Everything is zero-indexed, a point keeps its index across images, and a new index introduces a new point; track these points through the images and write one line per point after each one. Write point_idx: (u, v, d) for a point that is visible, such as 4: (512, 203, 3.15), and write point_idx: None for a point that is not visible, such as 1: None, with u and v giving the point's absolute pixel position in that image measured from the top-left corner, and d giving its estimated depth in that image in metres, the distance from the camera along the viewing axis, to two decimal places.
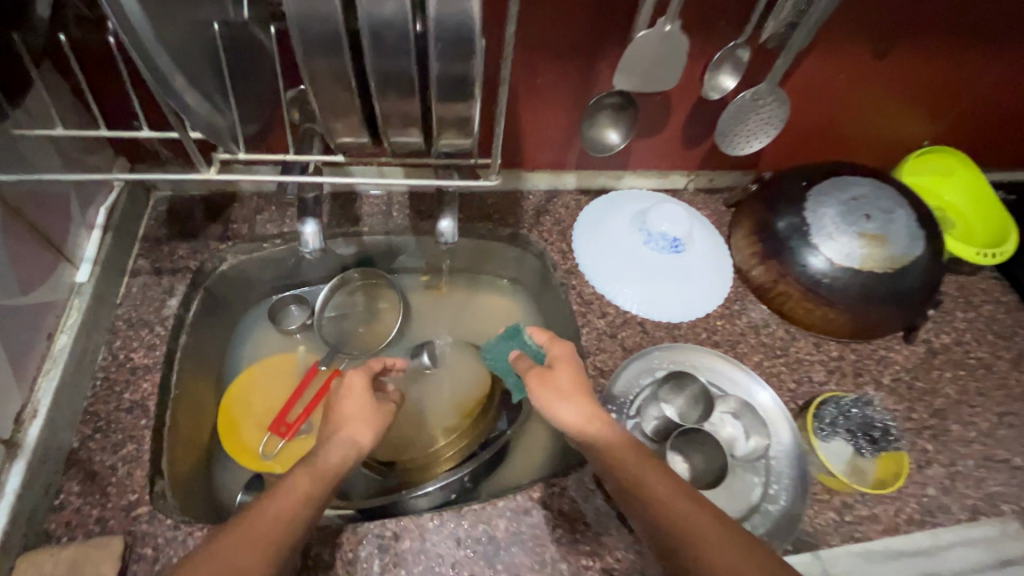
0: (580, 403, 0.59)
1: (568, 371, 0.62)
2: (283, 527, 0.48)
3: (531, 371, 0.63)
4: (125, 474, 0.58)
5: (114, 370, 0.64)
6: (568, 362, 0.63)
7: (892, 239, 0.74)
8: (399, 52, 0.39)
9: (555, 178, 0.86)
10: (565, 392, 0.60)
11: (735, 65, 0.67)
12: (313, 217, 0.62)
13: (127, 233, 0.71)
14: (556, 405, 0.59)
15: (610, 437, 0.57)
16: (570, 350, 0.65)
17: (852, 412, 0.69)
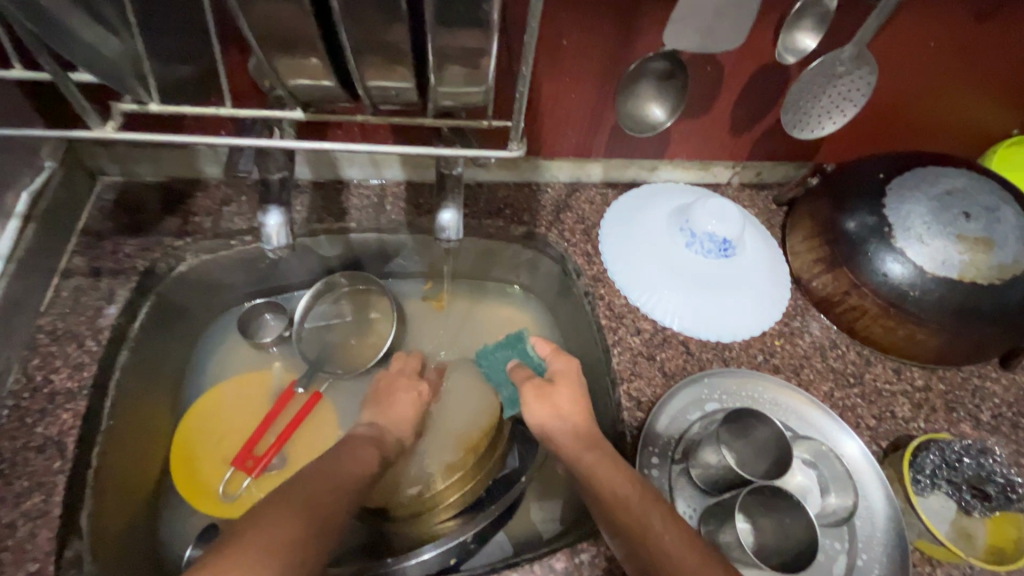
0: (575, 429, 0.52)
1: (569, 389, 0.55)
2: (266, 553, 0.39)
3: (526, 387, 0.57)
4: (26, 536, 0.45)
5: (27, 397, 0.51)
6: (569, 379, 0.56)
7: (1000, 243, 0.60)
8: None
9: (578, 167, 0.72)
10: (563, 411, 0.53)
11: (819, 19, 0.54)
12: (279, 206, 0.48)
13: (59, 226, 0.58)
14: (552, 427, 0.54)
15: (615, 477, 0.47)
16: (574, 366, 0.57)
17: (960, 462, 0.55)
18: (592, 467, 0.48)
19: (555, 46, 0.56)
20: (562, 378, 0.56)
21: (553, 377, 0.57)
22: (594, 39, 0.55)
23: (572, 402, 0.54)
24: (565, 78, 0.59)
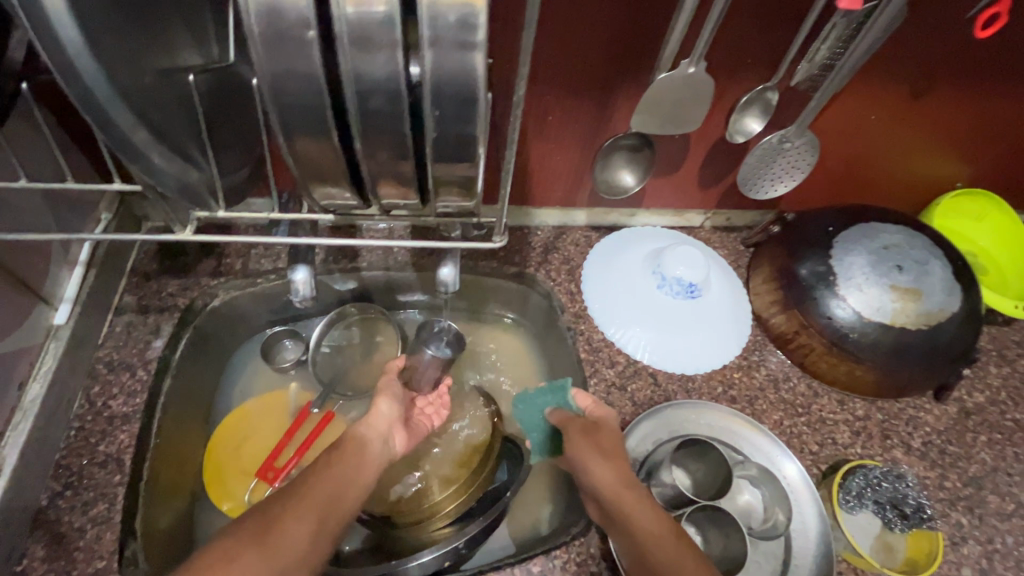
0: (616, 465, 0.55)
1: (614, 435, 0.58)
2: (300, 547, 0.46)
3: (574, 427, 0.59)
4: (94, 537, 0.54)
5: (90, 419, 0.60)
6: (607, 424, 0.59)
7: (927, 293, 0.69)
8: (393, 114, 0.34)
9: (565, 214, 0.82)
10: (607, 453, 0.56)
11: (764, 108, 0.63)
12: (305, 263, 0.57)
13: (113, 269, 0.68)
14: (594, 465, 0.55)
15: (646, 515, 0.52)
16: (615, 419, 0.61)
17: (881, 485, 0.64)
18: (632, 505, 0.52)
19: (541, 121, 0.65)
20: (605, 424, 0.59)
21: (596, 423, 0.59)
22: (576, 116, 0.64)
23: (613, 446, 0.57)
24: (551, 146, 0.68)
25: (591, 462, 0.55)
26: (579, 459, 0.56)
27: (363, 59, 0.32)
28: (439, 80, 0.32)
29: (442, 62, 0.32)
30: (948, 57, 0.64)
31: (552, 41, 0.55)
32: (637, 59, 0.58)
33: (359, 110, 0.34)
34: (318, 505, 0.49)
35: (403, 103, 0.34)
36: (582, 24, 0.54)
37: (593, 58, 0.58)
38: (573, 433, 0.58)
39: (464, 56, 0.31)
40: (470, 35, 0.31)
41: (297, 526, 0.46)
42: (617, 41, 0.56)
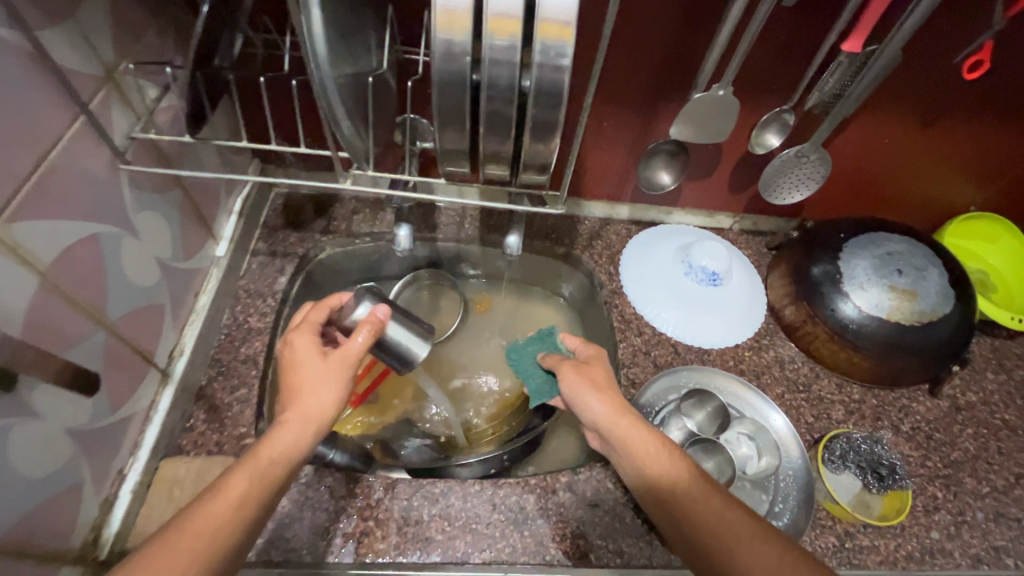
0: (610, 398, 0.64)
1: (602, 370, 0.67)
2: (190, 552, 0.42)
3: (566, 363, 0.68)
4: (238, 411, 0.71)
5: (234, 329, 0.78)
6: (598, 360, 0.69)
7: (922, 295, 0.79)
8: (507, 103, 0.47)
9: (609, 208, 0.96)
10: (599, 386, 0.65)
11: (781, 126, 0.77)
12: (408, 225, 0.76)
13: (253, 220, 0.87)
14: (589, 398, 0.64)
15: (638, 431, 0.61)
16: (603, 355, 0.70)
17: (861, 448, 0.77)
18: (627, 429, 0.61)
19: (598, 126, 0.80)
20: (593, 362, 0.68)
21: (587, 360, 0.69)
22: (626, 123, 0.79)
23: (603, 378, 0.66)
24: (604, 148, 0.83)
25: (589, 393, 0.64)
26: (575, 392, 0.65)
27: (494, 67, 0.45)
28: (540, 89, 0.46)
29: (543, 77, 0.45)
30: (946, 93, 0.75)
31: (613, 62, 0.71)
32: (678, 78, 0.72)
33: (488, 107, 0.47)
34: (223, 509, 0.46)
35: (514, 93, 0.46)
36: (636, 50, 0.69)
37: (646, 75, 0.72)
38: (567, 372, 0.67)
39: (558, 71, 0.45)
40: (561, 60, 0.44)
41: (201, 534, 0.44)
42: (669, 63, 0.71)
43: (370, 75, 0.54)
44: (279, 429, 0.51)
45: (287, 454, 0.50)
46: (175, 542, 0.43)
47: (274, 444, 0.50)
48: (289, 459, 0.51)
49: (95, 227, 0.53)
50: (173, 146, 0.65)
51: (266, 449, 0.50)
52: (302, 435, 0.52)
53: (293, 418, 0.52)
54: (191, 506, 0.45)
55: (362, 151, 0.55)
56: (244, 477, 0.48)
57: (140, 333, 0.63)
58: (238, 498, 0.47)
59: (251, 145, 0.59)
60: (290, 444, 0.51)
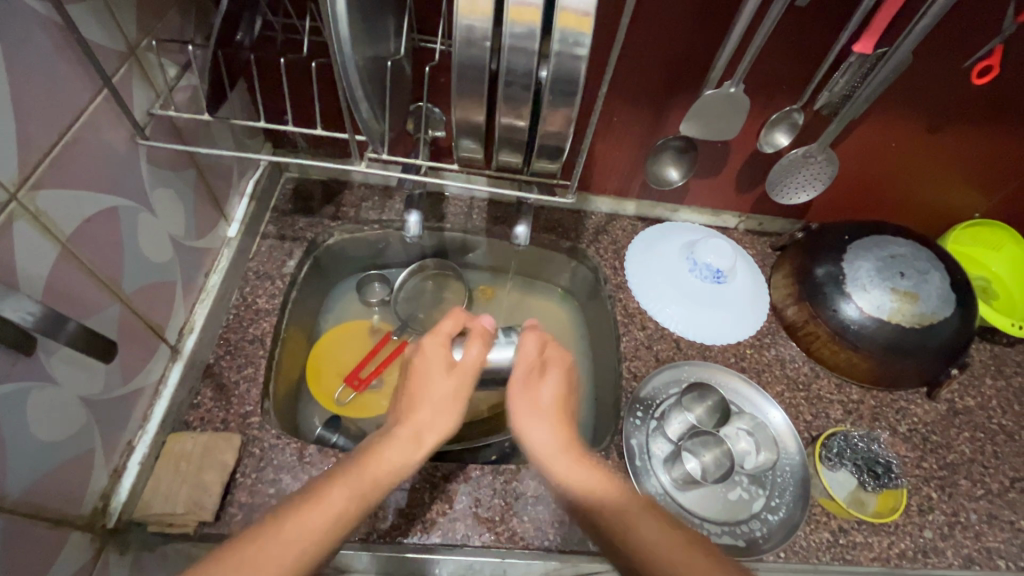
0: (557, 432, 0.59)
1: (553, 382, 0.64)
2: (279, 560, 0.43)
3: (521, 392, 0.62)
4: (245, 389, 0.72)
5: (243, 309, 0.79)
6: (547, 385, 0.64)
7: (923, 298, 0.79)
8: (525, 89, 0.48)
9: (616, 203, 0.96)
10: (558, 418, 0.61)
11: (790, 126, 0.79)
12: (418, 210, 0.75)
13: (263, 204, 0.87)
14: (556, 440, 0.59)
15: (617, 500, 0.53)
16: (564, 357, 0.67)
17: (857, 446, 0.79)
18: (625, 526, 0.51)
19: (608, 119, 0.80)
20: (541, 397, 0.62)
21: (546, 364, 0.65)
22: (636, 119, 0.80)
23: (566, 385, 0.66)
24: (614, 141, 0.84)
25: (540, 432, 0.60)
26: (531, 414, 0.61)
27: (512, 58, 0.46)
28: (557, 77, 0.46)
29: (560, 66, 0.45)
30: (958, 97, 0.75)
31: (628, 57, 0.71)
32: (690, 75, 0.73)
33: (505, 94, 0.48)
34: (322, 519, 0.46)
35: (532, 80, 0.47)
36: (651, 44, 0.70)
37: (660, 70, 0.73)
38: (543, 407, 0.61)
39: (574, 61, 0.45)
40: (579, 49, 0.45)
41: (305, 533, 0.45)
42: (683, 58, 0.71)
43: (388, 59, 0.56)
44: (388, 446, 0.53)
45: (395, 471, 0.52)
46: (258, 551, 0.43)
47: (381, 461, 0.52)
48: (398, 480, 0.52)
49: (113, 200, 0.55)
50: (190, 125, 0.66)
51: (373, 466, 0.51)
52: (415, 451, 0.54)
53: (416, 441, 0.54)
54: (306, 499, 0.47)
55: (379, 134, 0.57)
56: (341, 489, 0.49)
57: (154, 308, 0.65)
58: (339, 514, 0.47)
59: (266, 125, 0.60)
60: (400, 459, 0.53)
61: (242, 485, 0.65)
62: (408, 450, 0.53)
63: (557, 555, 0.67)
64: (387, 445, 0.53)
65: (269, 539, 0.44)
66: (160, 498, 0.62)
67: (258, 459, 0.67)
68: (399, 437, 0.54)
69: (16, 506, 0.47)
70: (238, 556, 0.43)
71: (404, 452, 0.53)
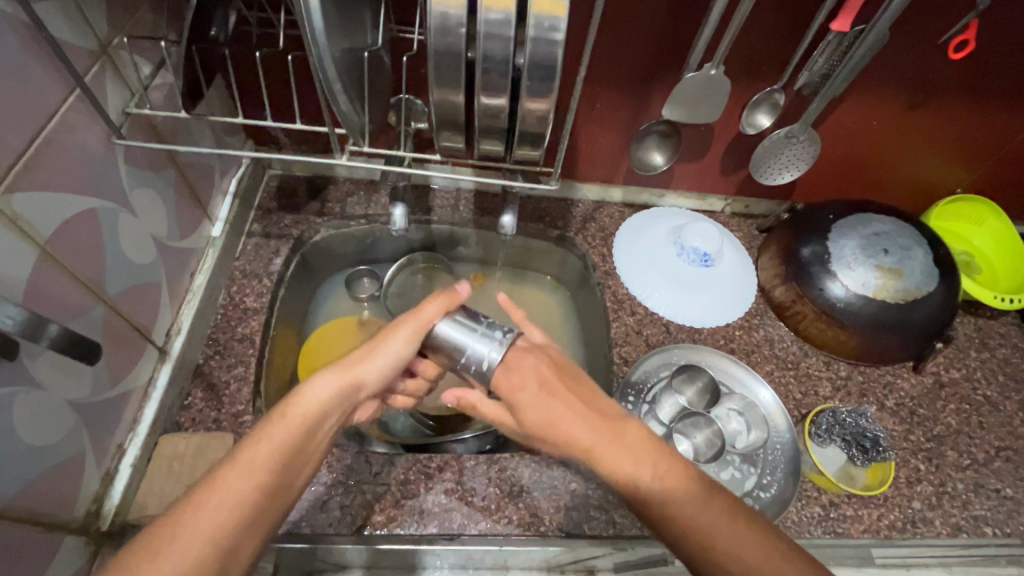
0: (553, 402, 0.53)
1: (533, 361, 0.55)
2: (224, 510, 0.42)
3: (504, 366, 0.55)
4: (236, 389, 0.71)
5: (231, 308, 0.78)
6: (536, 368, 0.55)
7: (907, 274, 0.80)
8: (502, 76, 0.47)
9: (603, 190, 0.96)
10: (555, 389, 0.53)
11: (772, 107, 0.79)
12: (403, 203, 0.75)
13: (247, 202, 0.86)
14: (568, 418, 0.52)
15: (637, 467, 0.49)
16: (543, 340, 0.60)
17: (846, 422, 0.80)
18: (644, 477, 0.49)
19: (591, 105, 0.80)
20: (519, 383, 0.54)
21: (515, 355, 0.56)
22: (619, 105, 0.80)
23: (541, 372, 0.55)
24: (598, 127, 0.84)
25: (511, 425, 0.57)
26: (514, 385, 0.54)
27: (488, 47, 0.46)
28: (534, 63, 0.46)
29: (537, 51, 0.45)
30: (935, 74, 0.76)
31: (607, 42, 0.71)
32: (671, 58, 0.73)
33: (483, 82, 0.48)
34: (249, 468, 0.45)
35: (509, 66, 0.47)
36: (629, 29, 0.70)
37: (641, 54, 0.73)
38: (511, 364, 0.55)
39: (550, 47, 0.45)
40: (554, 34, 0.44)
41: (231, 489, 0.43)
42: (663, 42, 0.71)
43: (365, 50, 0.55)
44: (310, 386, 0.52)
45: (316, 409, 0.51)
46: (207, 495, 0.43)
47: (304, 400, 0.51)
48: (319, 418, 0.51)
49: (92, 202, 0.54)
50: (168, 123, 0.65)
51: (296, 404, 0.51)
52: (338, 393, 0.53)
53: (339, 374, 0.54)
54: (234, 452, 0.46)
55: (358, 127, 0.56)
56: (267, 437, 0.48)
57: (139, 309, 0.64)
58: (265, 462, 0.46)
59: (245, 122, 0.59)
60: (321, 398, 0.52)
61: None
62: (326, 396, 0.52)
63: (553, 540, 0.68)
64: (314, 380, 0.53)
65: (204, 496, 0.42)
66: (155, 500, 0.62)
67: None
68: (317, 385, 0.52)
69: (7, 511, 0.47)
70: (175, 516, 0.41)
71: (330, 385, 0.53)
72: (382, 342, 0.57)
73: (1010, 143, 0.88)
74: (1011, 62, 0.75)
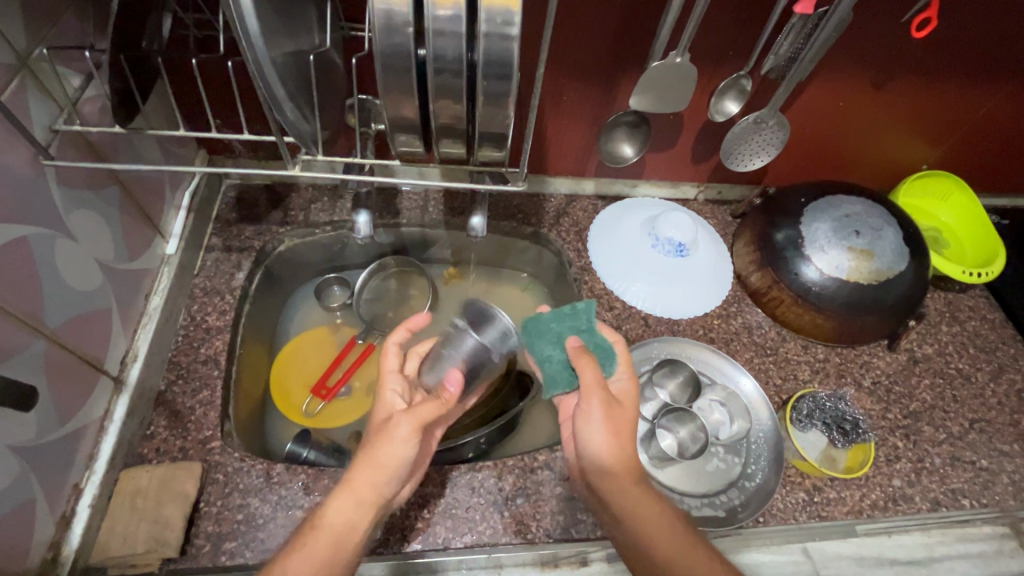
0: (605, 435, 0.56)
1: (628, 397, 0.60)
2: None
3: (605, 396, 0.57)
4: (202, 414, 0.68)
5: (192, 329, 0.74)
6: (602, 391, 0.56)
7: (879, 254, 0.80)
8: (455, 75, 0.45)
9: (575, 183, 0.95)
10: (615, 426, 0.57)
11: (739, 93, 0.78)
12: (366, 209, 0.71)
13: (203, 215, 0.82)
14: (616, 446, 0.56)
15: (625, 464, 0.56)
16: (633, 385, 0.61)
17: (826, 406, 0.81)
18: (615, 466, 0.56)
19: (556, 98, 0.78)
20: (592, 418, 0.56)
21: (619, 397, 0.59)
22: (584, 97, 0.78)
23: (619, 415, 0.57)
24: (566, 120, 0.82)
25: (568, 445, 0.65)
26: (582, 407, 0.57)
27: (439, 45, 0.43)
28: (488, 62, 0.44)
29: (491, 47, 0.43)
30: (898, 52, 0.76)
31: (568, 31, 0.69)
32: (634, 48, 0.71)
33: (435, 83, 0.45)
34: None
35: (462, 66, 0.44)
36: (590, 18, 0.67)
37: (603, 44, 0.71)
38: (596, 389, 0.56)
39: (505, 44, 0.43)
40: (509, 29, 0.42)
41: None
42: (625, 32, 0.69)
43: (312, 53, 0.52)
44: (333, 502, 0.52)
45: (342, 529, 0.51)
46: None
47: (326, 519, 0.51)
48: (349, 531, 0.51)
49: (23, 229, 0.50)
50: (106, 139, 0.61)
51: (323, 527, 0.51)
52: (361, 504, 0.52)
53: (350, 486, 0.52)
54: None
55: (309, 134, 0.53)
56: (297, 555, 0.49)
57: (87, 340, 0.61)
58: None
59: (189, 135, 0.55)
60: (344, 513, 0.52)
61: (207, 514, 0.62)
62: (344, 509, 0.52)
63: (542, 545, 0.67)
64: (333, 499, 0.52)
65: None
66: (119, 539, 0.59)
67: (223, 485, 0.64)
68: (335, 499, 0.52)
69: None
70: None
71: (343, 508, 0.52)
72: (387, 450, 0.52)
73: (974, 116, 0.88)
74: (971, 36, 0.75)
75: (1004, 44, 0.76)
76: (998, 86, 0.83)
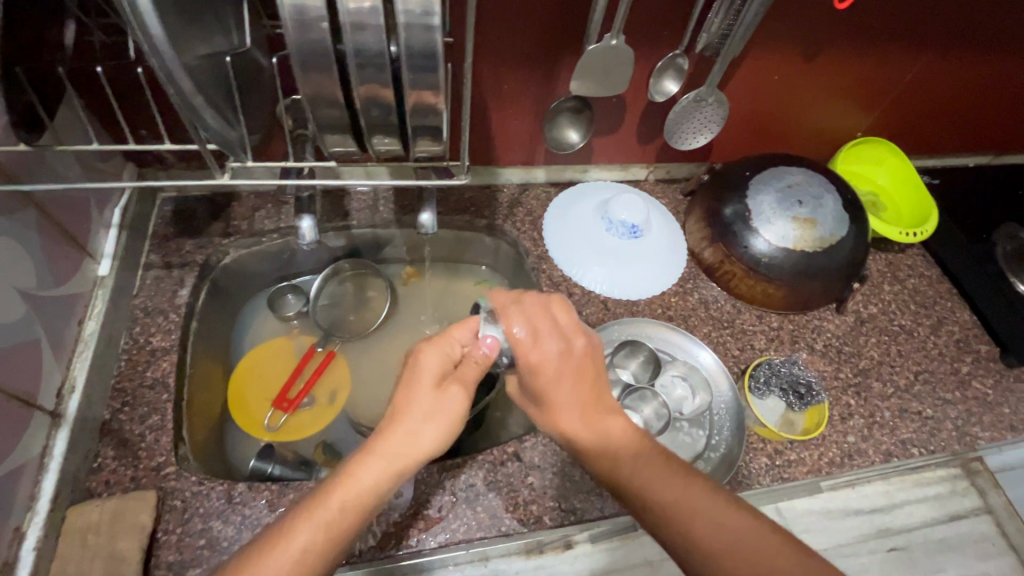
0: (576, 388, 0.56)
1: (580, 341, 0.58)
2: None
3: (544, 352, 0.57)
4: (153, 440, 0.65)
5: (135, 352, 0.71)
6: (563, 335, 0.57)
7: (821, 222, 0.82)
8: (380, 68, 0.43)
9: (526, 172, 0.94)
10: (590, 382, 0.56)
11: (677, 72, 0.79)
12: (309, 214, 0.69)
13: (138, 231, 0.78)
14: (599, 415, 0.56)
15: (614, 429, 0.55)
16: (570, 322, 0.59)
17: (781, 371, 0.84)
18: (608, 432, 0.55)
19: (498, 87, 0.77)
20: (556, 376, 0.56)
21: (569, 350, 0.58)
22: (526, 84, 0.77)
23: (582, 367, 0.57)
24: (510, 109, 0.81)
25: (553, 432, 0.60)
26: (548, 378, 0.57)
27: (359, 37, 0.41)
28: (412, 53, 0.42)
29: (413, 38, 0.42)
30: (825, 23, 0.78)
31: (502, 18, 0.68)
32: (570, 32, 0.71)
33: (359, 77, 0.44)
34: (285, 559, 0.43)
35: (386, 59, 0.43)
36: (523, 3, 0.66)
37: (539, 30, 0.70)
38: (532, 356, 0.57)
39: (428, 35, 0.42)
40: (430, 19, 0.41)
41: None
42: (559, 17, 0.69)
43: (229, 54, 0.49)
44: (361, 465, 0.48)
45: (369, 493, 0.47)
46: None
47: (352, 482, 0.47)
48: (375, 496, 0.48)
49: None
50: (16, 158, 0.57)
51: (349, 489, 0.47)
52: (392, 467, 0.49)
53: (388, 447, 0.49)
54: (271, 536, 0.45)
55: (236, 141, 0.51)
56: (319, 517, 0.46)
57: (13, 375, 0.57)
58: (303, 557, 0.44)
59: (105, 148, 0.52)
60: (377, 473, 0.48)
61: (167, 543, 0.60)
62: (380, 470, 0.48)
63: (516, 536, 0.67)
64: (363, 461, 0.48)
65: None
66: None
67: (181, 511, 0.61)
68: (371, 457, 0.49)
69: None
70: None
71: (378, 471, 0.48)
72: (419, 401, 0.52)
73: (901, 82, 0.92)
74: (890, 5, 0.77)
75: (922, 10, 0.79)
76: (920, 51, 0.87)
